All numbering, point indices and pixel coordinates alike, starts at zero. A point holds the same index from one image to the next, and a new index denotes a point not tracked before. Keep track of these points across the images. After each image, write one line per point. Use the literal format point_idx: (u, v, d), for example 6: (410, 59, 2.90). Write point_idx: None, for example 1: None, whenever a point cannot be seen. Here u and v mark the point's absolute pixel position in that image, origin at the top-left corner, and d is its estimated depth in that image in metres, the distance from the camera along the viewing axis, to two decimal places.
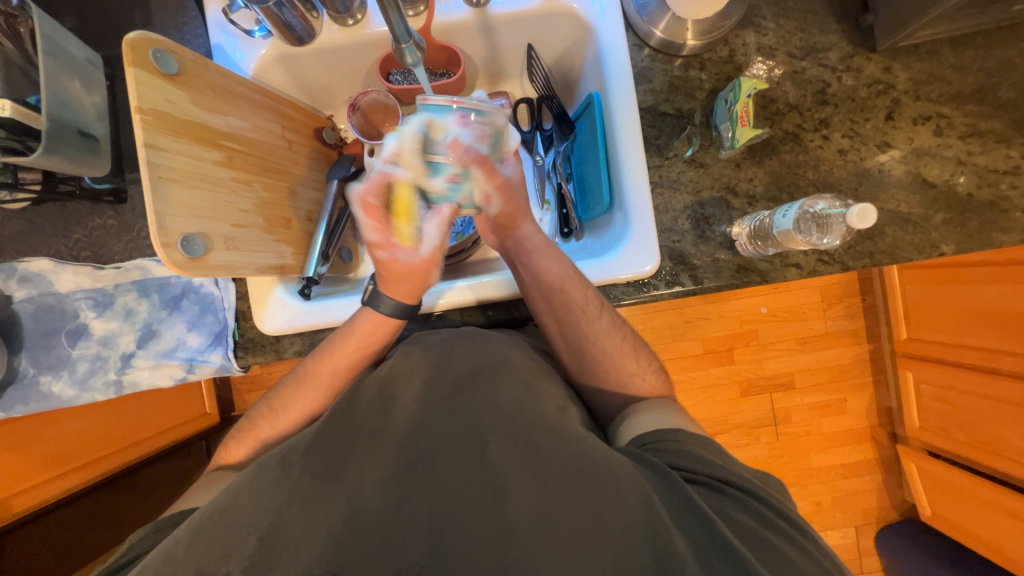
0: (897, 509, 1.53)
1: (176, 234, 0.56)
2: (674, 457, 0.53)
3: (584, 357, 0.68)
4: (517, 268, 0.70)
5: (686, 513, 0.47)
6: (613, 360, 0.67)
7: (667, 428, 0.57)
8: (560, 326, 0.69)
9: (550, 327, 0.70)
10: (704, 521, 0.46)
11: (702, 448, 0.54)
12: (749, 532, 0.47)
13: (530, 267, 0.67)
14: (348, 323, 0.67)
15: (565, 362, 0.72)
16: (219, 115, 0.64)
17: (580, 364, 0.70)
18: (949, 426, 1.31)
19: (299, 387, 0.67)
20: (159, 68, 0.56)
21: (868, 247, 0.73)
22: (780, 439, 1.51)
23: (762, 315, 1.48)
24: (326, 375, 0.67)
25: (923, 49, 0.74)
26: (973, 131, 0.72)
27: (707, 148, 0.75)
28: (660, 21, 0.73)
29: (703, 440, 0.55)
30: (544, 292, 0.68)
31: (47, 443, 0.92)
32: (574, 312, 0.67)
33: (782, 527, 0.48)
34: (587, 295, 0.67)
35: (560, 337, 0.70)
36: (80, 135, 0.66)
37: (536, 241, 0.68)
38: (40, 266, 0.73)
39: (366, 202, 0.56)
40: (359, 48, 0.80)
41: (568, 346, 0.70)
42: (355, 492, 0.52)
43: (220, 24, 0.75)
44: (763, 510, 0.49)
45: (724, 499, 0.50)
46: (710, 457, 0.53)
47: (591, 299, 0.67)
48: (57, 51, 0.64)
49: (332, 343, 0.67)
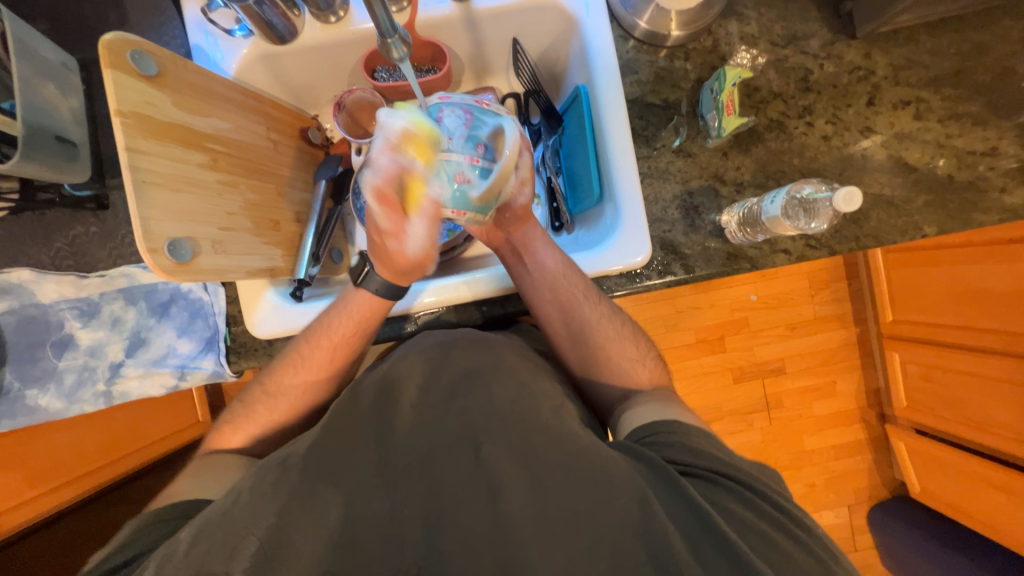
0: (887, 488, 1.57)
1: (162, 239, 0.55)
2: (671, 451, 0.54)
3: (585, 346, 0.71)
4: (518, 263, 0.73)
5: (682, 506, 0.48)
6: (613, 346, 0.70)
7: (663, 420, 0.58)
8: (560, 316, 0.71)
9: (550, 318, 0.72)
10: (699, 514, 0.47)
11: (701, 443, 0.55)
12: (746, 525, 0.48)
13: (532, 258, 0.71)
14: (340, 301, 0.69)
15: (567, 356, 0.74)
16: (201, 117, 0.63)
17: (579, 352, 0.72)
18: (935, 404, 1.35)
19: (295, 378, 0.68)
20: (139, 69, 0.55)
21: (854, 231, 0.74)
22: (773, 424, 1.54)
23: (752, 302, 1.50)
24: (321, 360, 0.68)
25: (901, 35, 0.75)
26: (951, 115, 0.74)
27: (695, 137, 0.76)
28: (644, 12, 0.74)
29: (703, 435, 0.56)
30: (545, 283, 0.71)
31: (39, 458, 0.91)
32: (575, 300, 0.70)
33: (779, 521, 0.48)
34: (587, 283, 0.71)
35: (562, 328, 0.72)
36: (57, 140, 0.64)
37: (539, 235, 0.73)
38: (21, 277, 0.71)
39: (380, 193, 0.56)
40: (343, 45, 0.79)
41: (569, 337, 0.72)
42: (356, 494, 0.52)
43: (198, 23, 0.74)
44: (761, 505, 0.49)
45: (719, 491, 0.50)
46: (709, 452, 0.54)
47: (588, 287, 0.71)
48: (30, 54, 0.62)
49: (323, 326, 0.68)
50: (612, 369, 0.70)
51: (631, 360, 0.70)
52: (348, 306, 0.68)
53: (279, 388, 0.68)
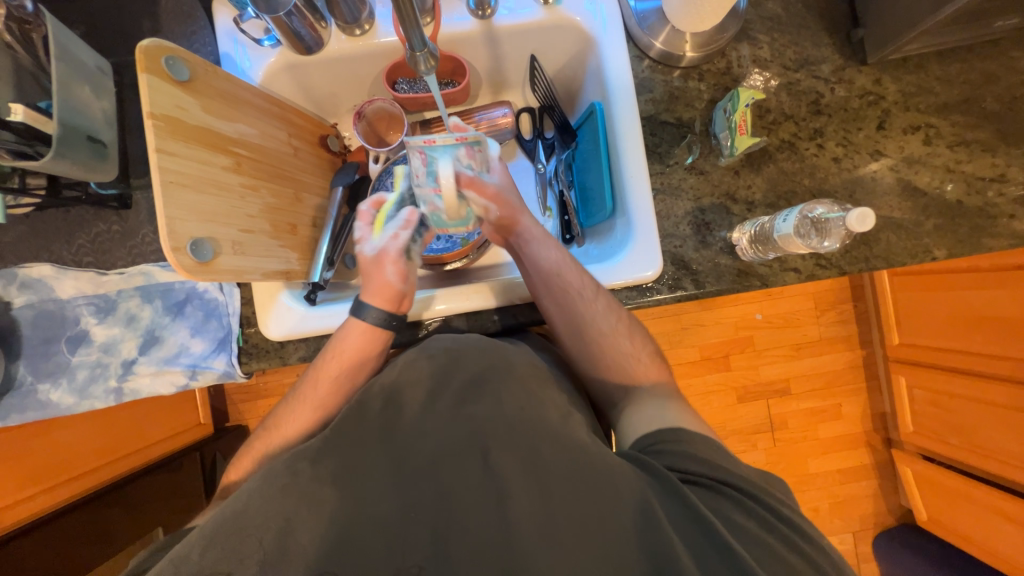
0: (893, 514, 1.54)
1: (186, 238, 0.56)
2: (673, 458, 0.53)
3: (585, 342, 0.70)
4: (517, 258, 0.72)
5: (683, 513, 0.48)
6: (609, 338, 0.69)
7: (669, 428, 0.57)
8: (558, 312, 0.70)
9: (547, 311, 0.71)
10: (699, 521, 0.47)
11: (704, 449, 0.54)
12: (746, 533, 0.48)
13: (529, 254, 0.69)
14: (338, 336, 0.68)
15: (567, 351, 0.73)
16: (229, 122, 0.65)
17: (575, 342, 0.70)
18: (943, 431, 1.33)
19: (293, 410, 0.67)
20: (172, 75, 0.57)
21: (864, 252, 0.75)
22: (778, 445, 1.52)
23: (758, 321, 1.50)
24: (316, 395, 0.67)
25: (911, 62, 0.77)
26: (960, 141, 0.75)
27: (707, 155, 0.77)
28: (660, 33, 0.76)
29: (704, 439, 0.55)
30: (542, 278, 0.69)
31: (43, 453, 0.91)
32: (570, 297, 0.68)
33: (778, 527, 0.48)
34: (583, 279, 0.69)
35: (560, 323, 0.71)
36: (89, 141, 0.66)
37: (536, 236, 0.69)
38: (41, 272, 0.72)
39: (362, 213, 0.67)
40: (366, 58, 0.81)
41: (568, 334, 0.71)
42: (362, 498, 0.51)
43: (229, 33, 0.76)
44: (761, 511, 0.49)
45: (719, 499, 0.50)
46: (711, 458, 0.53)
47: (587, 284, 0.69)
48: (69, 58, 0.64)
49: (321, 363, 0.67)
50: (611, 364, 0.69)
51: (632, 354, 0.69)
52: (340, 341, 0.67)
53: (277, 420, 0.67)
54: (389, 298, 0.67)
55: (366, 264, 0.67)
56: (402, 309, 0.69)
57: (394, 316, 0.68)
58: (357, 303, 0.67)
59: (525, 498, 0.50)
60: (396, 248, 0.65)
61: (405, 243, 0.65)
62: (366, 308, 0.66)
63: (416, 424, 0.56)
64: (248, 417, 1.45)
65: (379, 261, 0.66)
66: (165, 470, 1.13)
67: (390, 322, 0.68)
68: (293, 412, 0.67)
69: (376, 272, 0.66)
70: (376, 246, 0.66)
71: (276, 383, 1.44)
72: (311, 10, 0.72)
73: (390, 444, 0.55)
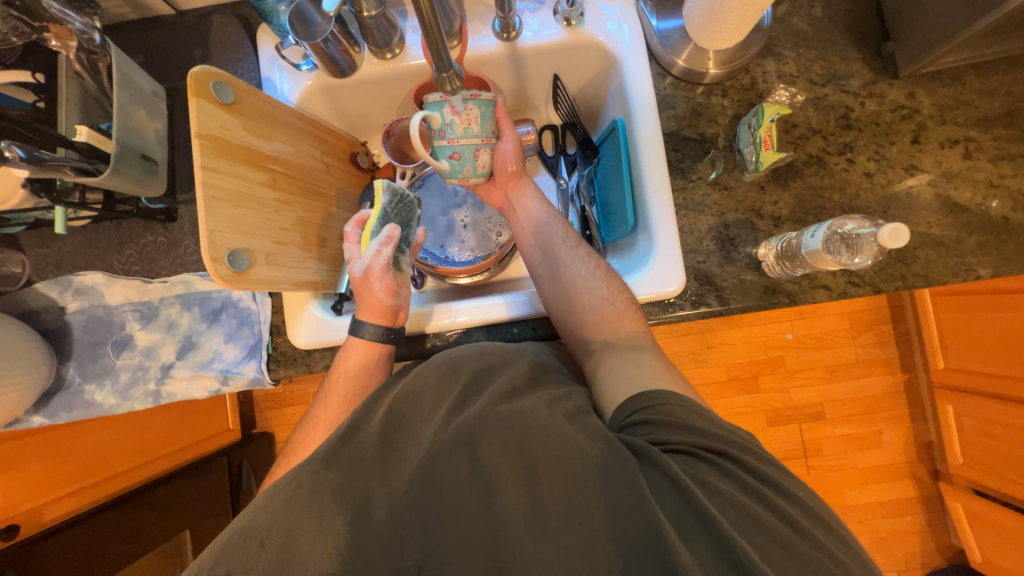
0: (943, 554, 1.43)
1: (224, 250, 0.59)
2: (652, 430, 0.51)
3: (569, 292, 0.70)
4: (512, 219, 0.81)
5: (664, 482, 0.48)
6: (589, 283, 0.70)
7: (644, 394, 0.55)
8: (544, 259, 0.75)
9: (534, 268, 0.76)
10: (679, 488, 0.47)
11: (680, 412, 0.52)
12: (727, 500, 0.47)
13: (520, 208, 0.80)
14: (342, 354, 0.70)
15: (558, 315, 0.71)
16: (268, 141, 0.69)
17: (558, 294, 0.71)
18: (999, 464, 1.23)
19: (307, 430, 0.66)
20: (218, 98, 0.61)
21: (901, 270, 0.72)
22: (812, 473, 1.45)
23: (789, 341, 1.45)
24: (324, 414, 0.66)
25: (946, 75, 0.75)
26: (1004, 155, 0.72)
27: (731, 171, 0.77)
28: (683, 51, 0.76)
29: (679, 401, 0.53)
30: (531, 228, 0.78)
31: (79, 451, 0.95)
32: (554, 244, 0.75)
33: (760, 492, 0.47)
34: (567, 232, 0.76)
35: (547, 273, 0.73)
36: (142, 159, 0.71)
37: (531, 190, 0.80)
38: (94, 279, 0.79)
39: (351, 233, 0.73)
40: (396, 78, 0.85)
41: (555, 286, 0.72)
42: (362, 505, 0.51)
43: (270, 59, 0.82)
44: (743, 478, 0.48)
45: (698, 463, 0.49)
46: (685, 420, 0.51)
47: (570, 234, 0.76)
48: (130, 85, 0.70)
49: (328, 383, 0.68)
50: (595, 315, 0.68)
51: (612, 299, 0.68)
52: (343, 359, 0.69)
53: (293, 445, 0.66)
54: (377, 309, 0.70)
55: (356, 283, 0.71)
56: (399, 322, 0.73)
57: (391, 330, 0.71)
58: (355, 321, 0.70)
59: (529, 514, 0.48)
60: (379, 264, 0.70)
61: (388, 258, 0.70)
62: (363, 326, 0.69)
63: (423, 431, 0.56)
64: (275, 424, 1.49)
65: (366, 280, 0.70)
66: (187, 474, 1.12)
67: (389, 336, 0.70)
68: (306, 436, 0.65)
69: (366, 291, 0.70)
70: (364, 264, 0.70)
71: (302, 391, 1.48)
72: (345, 36, 0.77)
73: (395, 452, 0.54)
